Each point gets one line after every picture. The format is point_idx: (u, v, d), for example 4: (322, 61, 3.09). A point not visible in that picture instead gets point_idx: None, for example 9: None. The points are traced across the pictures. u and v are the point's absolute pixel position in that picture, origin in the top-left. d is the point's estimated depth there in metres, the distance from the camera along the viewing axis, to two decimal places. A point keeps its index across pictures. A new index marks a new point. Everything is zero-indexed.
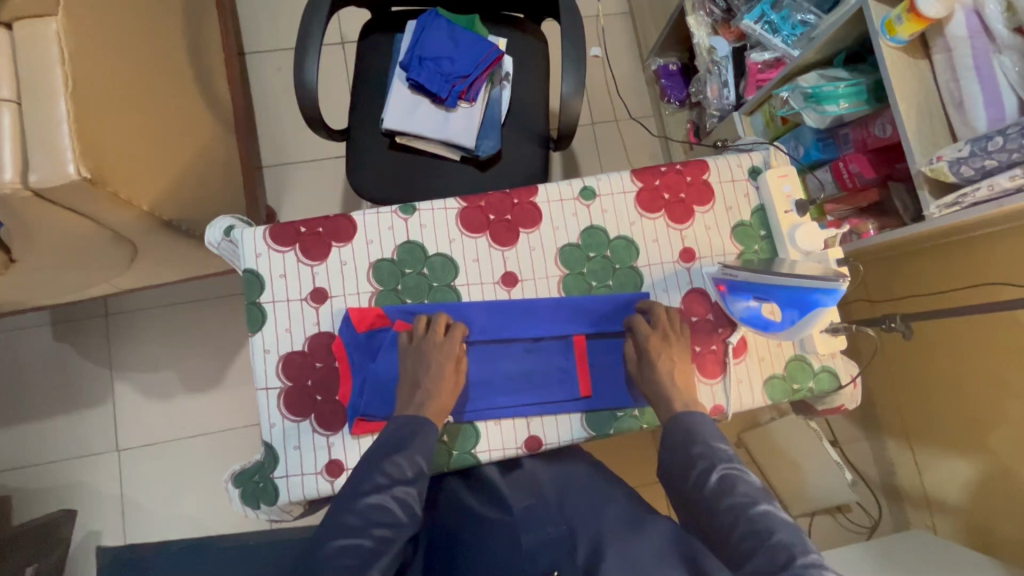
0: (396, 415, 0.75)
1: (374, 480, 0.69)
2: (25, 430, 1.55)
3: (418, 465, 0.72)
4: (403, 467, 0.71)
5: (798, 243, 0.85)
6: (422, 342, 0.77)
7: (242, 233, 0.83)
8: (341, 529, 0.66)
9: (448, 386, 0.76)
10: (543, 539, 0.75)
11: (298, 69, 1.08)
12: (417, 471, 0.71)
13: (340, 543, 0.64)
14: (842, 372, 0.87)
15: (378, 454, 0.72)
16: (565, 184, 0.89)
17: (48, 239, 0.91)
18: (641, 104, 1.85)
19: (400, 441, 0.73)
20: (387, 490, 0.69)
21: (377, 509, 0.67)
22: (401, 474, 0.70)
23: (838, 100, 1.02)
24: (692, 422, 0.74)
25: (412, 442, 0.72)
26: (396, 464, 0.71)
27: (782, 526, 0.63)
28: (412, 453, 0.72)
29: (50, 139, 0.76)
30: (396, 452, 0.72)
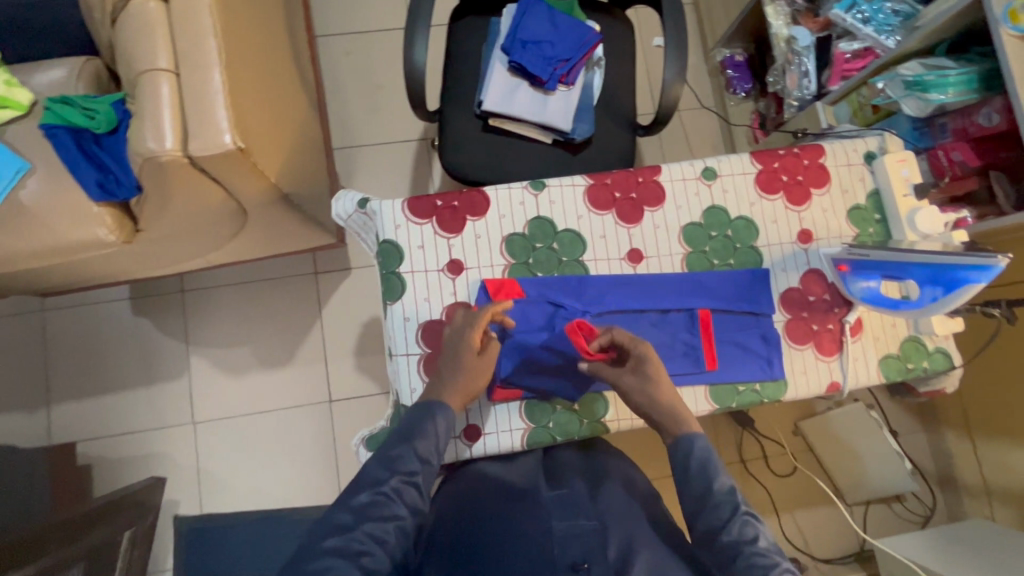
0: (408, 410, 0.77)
1: (376, 475, 0.70)
2: (105, 402, 1.59)
3: (423, 457, 0.73)
4: (407, 460, 0.72)
5: (918, 226, 0.87)
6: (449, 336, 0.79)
7: (380, 205, 0.85)
8: (337, 525, 0.66)
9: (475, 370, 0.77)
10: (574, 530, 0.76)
11: (407, 49, 1.11)
12: (420, 463, 0.72)
13: (334, 540, 0.64)
14: (955, 353, 0.90)
15: (385, 448, 0.73)
16: (686, 164, 0.91)
17: (180, 210, 0.94)
18: (705, 93, 1.86)
19: (407, 434, 0.74)
20: (387, 485, 0.70)
21: (377, 504, 0.68)
22: (405, 467, 0.71)
23: (945, 88, 1.04)
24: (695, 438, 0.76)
25: (419, 434, 0.74)
26: (400, 456, 0.72)
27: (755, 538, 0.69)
28: (417, 446, 0.73)
29: (208, 110, 0.79)
30: (403, 444, 0.73)
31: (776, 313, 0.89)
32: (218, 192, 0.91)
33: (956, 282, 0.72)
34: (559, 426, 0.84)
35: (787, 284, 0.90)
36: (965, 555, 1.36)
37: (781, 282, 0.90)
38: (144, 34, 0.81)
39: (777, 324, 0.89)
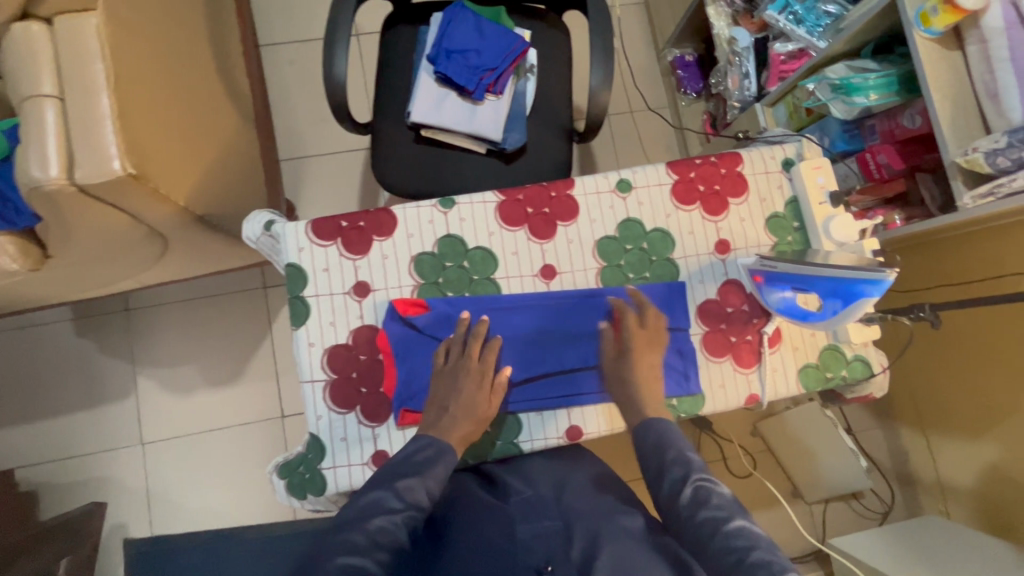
0: (419, 436, 0.75)
1: (387, 501, 0.68)
2: (50, 425, 1.56)
3: (431, 491, 0.71)
4: (417, 492, 0.69)
5: (832, 234, 0.86)
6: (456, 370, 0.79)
7: (284, 228, 0.83)
8: (347, 545, 0.62)
9: (482, 411, 0.77)
10: (537, 532, 0.77)
11: (326, 63, 1.08)
12: (427, 499, 0.70)
13: (344, 560, 0.61)
14: (875, 360, 0.89)
15: (391, 474, 0.71)
16: (601, 176, 0.89)
17: (86, 236, 0.91)
18: (657, 94, 1.85)
19: (414, 467, 0.72)
20: (397, 513, 0.67)
21: (385, 532, 0.65)
22: (415, 500, 0.69)
23: (867, 92, 1.03)
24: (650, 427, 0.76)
25: (430, 468, 0.72)
26: (409, 486, 0.70)
27: (757, 542, 0.63)
28: (426, 481, 0.71)
29: (96, 135, 0.76)
30: (411, 475, 0.71)
31: (693, 327, 0.88)
32: (121, 217, 0.89)
33: (855, 296, 0.72)
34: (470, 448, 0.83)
35: (704, 296, 0.88)
36: (917, 552, 1.35)
37: (699, 294, 0.88)
38: (29, 59, 0.77)
39: (695, 337, 0.88)
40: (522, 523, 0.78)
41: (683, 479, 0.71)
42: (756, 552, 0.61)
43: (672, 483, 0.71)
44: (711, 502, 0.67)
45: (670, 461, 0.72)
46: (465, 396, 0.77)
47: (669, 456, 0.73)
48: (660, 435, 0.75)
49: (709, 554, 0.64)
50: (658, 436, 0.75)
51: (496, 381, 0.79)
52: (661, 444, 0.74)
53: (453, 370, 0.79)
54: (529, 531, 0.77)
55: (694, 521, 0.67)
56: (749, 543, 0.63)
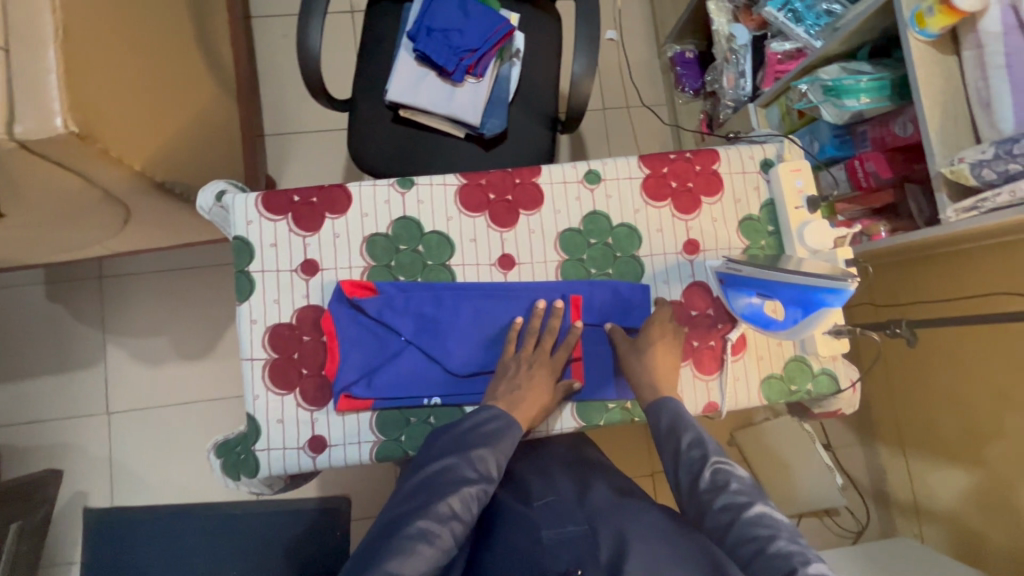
0: (486, 407, 0.74)
1: (462, 470, 0.68)
2: (17, 388, 1.55)
3: (501, 464, 0.70)
4: (488, 464, 0.69)
5: (806, 241, 0.83)
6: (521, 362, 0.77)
7: (233, 199, 0.80)
8: (426, 510, 0.64)
9: (545, 399, 0.76)
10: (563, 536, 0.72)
11: (301, 34, 1.05)
12: (496, 472, 0.70)
13: (422, 525, 0.63)
14: (842, 376, 0.85)
15: (465, 445, 0.71)
16: (569, 166, 0.86)
17: (37, 196, 0.88)
18: (655, 91, 1.80)
19: (484, 437, 0.71)
20: (471, 483, 0.67)
21: (461, 502, 0.65)
22: (485, 472, 0.68)
23: (858, 95, 0.98)
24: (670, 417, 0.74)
25: (500, 440, 0.71)
26: (481, 457, 0.70)
27: (778, 530, 0.62)
28: (497, 453, 0.70)
29: (38, 90, 0.72)
30: (484, 445, 0.71)
31: None
32: (71, 178, 0.86)
33: (816, 305, 0.71)
34: (411, 440, 0.79)
35: (668, 297, 0.85)
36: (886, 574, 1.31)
37: (662, 294, 0.85)
38: None
39: None
40: (547, 528, 0.73)
41: (704, 463, 0.69)
42: (778, 540, 0.60)
43: (690, 467, 0.70)
44: (729, 488, 0.66)
45: (686, 444, 0.71)
46: (535, 384, 0.75)
47: (685, 439, 0.71)
48: (675, 413, 0.74)
49: (727, 542, 0.63)
50: (673, 419, 0.73)
51: (558, 383, 0.78)
52: (675, 427, 0.73)
53: (525, 367, 0.76)
54: (554, 535, 0.72)
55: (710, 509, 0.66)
56: (771, 531, 0.61)
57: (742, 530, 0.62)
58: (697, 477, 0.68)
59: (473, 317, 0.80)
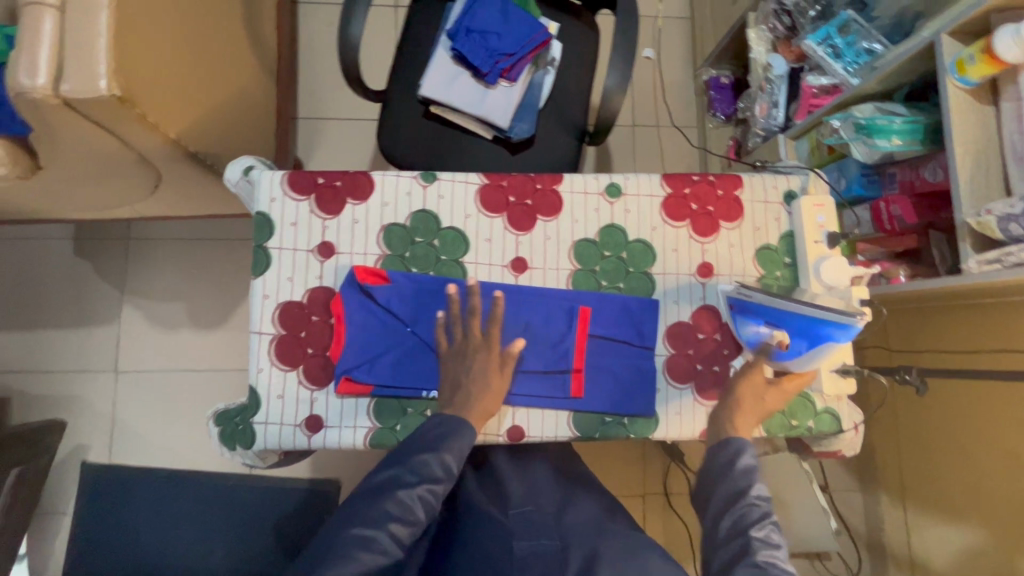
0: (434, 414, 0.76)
1: (403, 477, 0.73)
2: (33, 337, 1.59)
3: (447, 464, 0.73)
4: (430, 468, 0.72)
5: (822, 276, 0.82)
6: (459, 350, 0.77)
7: (260, 175, 0.82)
8: (366, 518, 0.71)
9: (493, 385, 0.76)
10: (536, 548, 0.74)
11: (344, 23, 1.07)
12: (445, 472, 0.73)
13: (359, 531, 0.69)
14: (845, 416, 0.84)
15: (411, 451, 0.74)
16: (591, 177, 0.86)
17: (76, 153, 0.91)
18: (687, 112, 1.80)
19: (431, 441, 0.73)
20: (412, 489, 0.72)
21: (403, 506, 0.71)
22: (429, 476, 0.72)
23: (891, 136, 0.97)
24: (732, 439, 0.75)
25: (445, 442, 0.73)
26: (424, 462, 0.73)
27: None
28: (441, 456, 0.72)
29: (87, 51, 0.75)
30: (428, 451, 0.73)
31: (660, 347, 0.84)
32: (108, 140, 0.89)
33: (821, 338, 0.71)
34: (406, 430, 0.79)
35: (676, 318, 0.85)
36: None
37: (671, 314, 0.85)
38: None
39: (659, 358, 0.84)
40: (521, 538, 0.76)
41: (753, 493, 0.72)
42: None
43: (729, 491, 0.73)
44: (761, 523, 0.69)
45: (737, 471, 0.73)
46: (475, 372, 0.75)
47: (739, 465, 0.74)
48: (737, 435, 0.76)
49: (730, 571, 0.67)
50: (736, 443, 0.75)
51: (503, 357, 0.77)
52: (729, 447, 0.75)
53: (463, 351, 0.77)
54: (527, 548, 0.74)
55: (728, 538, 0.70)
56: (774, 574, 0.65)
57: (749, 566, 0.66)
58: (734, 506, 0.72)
59: (478, 315, 0.81)
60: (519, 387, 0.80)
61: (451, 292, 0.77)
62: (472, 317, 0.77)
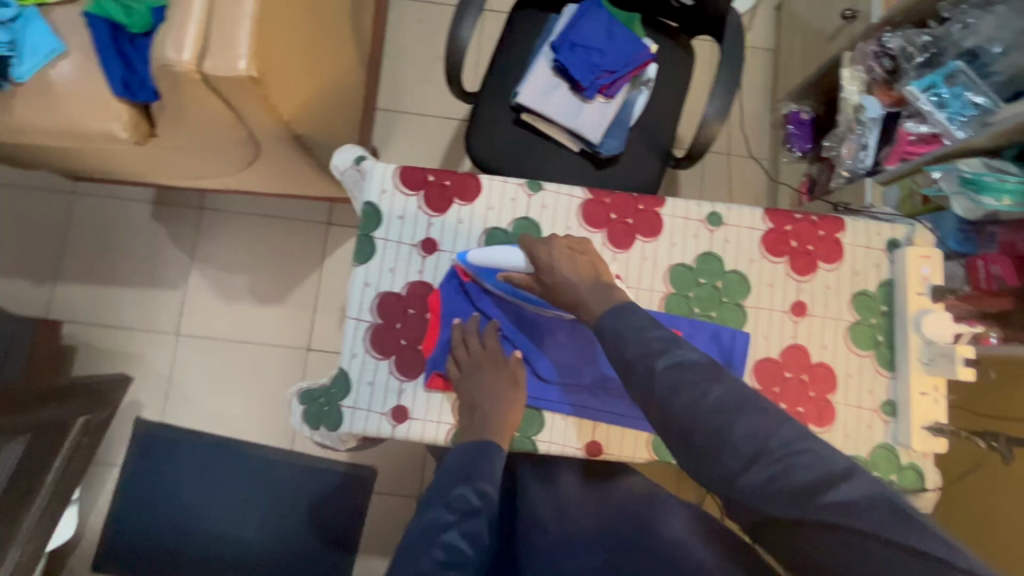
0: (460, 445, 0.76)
1: (442, 517, 0.69)
2: (104, 292, 1.65)
3: (484, 491, 0.72)
4: (467, 498, 0.71)
5: (923, 329, 0.80)
6: (471, 364, 0.78)
7: (374, 166, 0.84)
8: (417, 574, 0.62)
9: (500, 386, 0.78)
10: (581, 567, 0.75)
11: (453, 25, 1.10)
12: (483, 498, 0.71)
13: None
14: (930, 475, 0.82)
15: (445, 489, 0.72)
16: (694, 204, 0.86)
17: (193, 125, 0.95)
18: (761, 144, 1.79)
19: (463, 472, 0.73)
20: (455, 527, 0.68)
21: (450, 548, 0.65)
22: (468, 507, 0.70)
23: (1001, 195, 0.95)
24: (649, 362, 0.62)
25: (477, 469, 0.73)
26: (461, 495, 0.71)
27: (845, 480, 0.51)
28: (474, 482, 0.72)
29: (232, 32, 0.79)
30: (462, 483, 0.72)
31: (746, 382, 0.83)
32: (228, 116, 0.93)
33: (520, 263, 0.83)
34: None
35: (765, 353, 0.84)
36: None
37: (760, 349, 0.84)
38: None
39: None
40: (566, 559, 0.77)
41: (759, 422, 0.54)
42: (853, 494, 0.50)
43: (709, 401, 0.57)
44: (814, 467, 0.51)
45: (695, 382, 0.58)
46: (485, 385, 0.77)
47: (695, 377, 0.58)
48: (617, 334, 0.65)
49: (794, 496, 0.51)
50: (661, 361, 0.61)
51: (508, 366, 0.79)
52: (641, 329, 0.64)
53: (472, 372, 0.78)
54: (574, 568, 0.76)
55: (796, 489, 0.51)
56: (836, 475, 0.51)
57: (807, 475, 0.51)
58: (759, 450, 0.53)
59: (570, 328, 0.82)
60: (593, 401, 0.81)
61: (456, 322, 0.81)
62: (470, 343, 0.80)
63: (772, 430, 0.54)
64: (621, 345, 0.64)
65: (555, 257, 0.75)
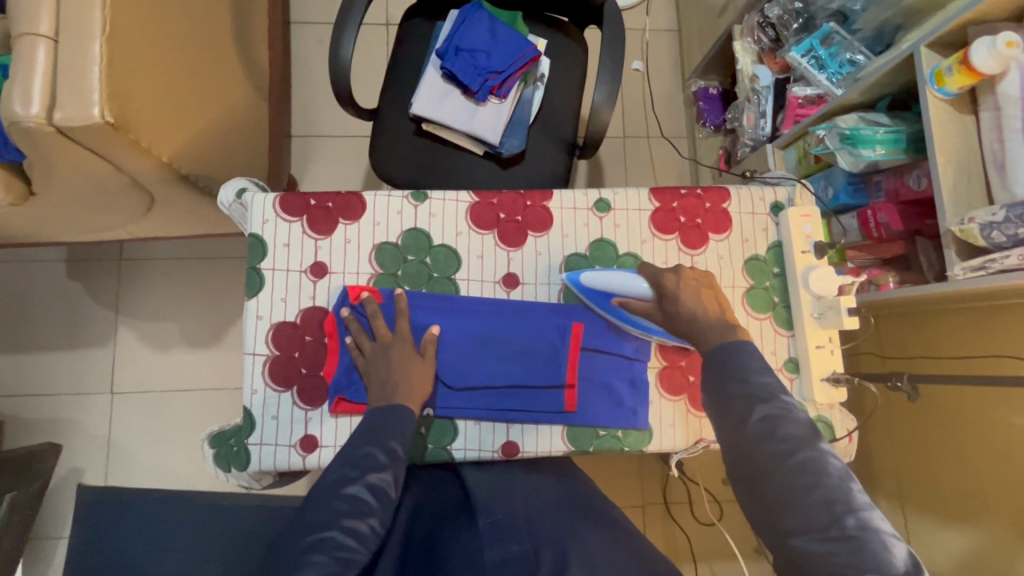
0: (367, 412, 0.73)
1: (345, 474, 0.67)
2: (26, 361, 1.58)
3: (395, 448, 0.70)
4: (375, 455, 0.69)
5: (810, 285, 0.82)
6: (377, 357, 0.76)
7: (252, 198, 0.83)
8: (320, 525, 0.63)
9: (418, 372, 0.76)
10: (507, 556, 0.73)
11: (334, 44, 1.09)
12: (391, 457, 0.69)
13: (313, 539, 0.62)
14: (838, 424, 0.85)
15: (352, 446, 0.70)
16: (581, 193, 0.87)
17: (68, 179, 0.92)
18: (676, 123, 1.82)
19: (372, 431, 0.71)
20: (360, 481, 0.67)
21: (352, 502, 0.65)
22: (380, 461, 0.68)
23: (874, 146, 0.99)
24: (754, 406, 0.62)
25: (387, 429, 0.71)
26: (367, 453, 0.69)
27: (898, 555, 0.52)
28: (383, 442, 0.70)
29: (81, 80, 0.76)
30: (370, 443, 0.70)
31: (651, 360, 0.84)
32: (103, 165, 0.90)
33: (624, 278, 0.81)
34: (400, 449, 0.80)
35: None
36: None
37: None
38: None
39: (651, 370, 0.84)
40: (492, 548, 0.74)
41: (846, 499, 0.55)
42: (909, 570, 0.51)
43: (790, 452, 0.58)
44: (888, 552, 0.52)
45: (783, 433, 0.60)
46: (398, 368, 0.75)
47: (784, 430, 0.60)
48: (728, 364, 0.66)
49: (852, 560, 0.52)
50: (764, 411, 0.62)
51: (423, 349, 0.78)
52: (755, 366, 0.66)
53: (379, 354, 0.76)
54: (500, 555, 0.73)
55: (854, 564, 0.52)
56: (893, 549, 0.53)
57: (869, 547, 0.52)
58: (833, 521, 0.54)
59: (474, 332, 0.81)
60: (511, 402, 0.81)
61: (349, 341, 0.78)
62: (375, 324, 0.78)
63: (849, 507, 0.55)
64: (724, 376, 0.66)
65: (681, 287, 0.74)
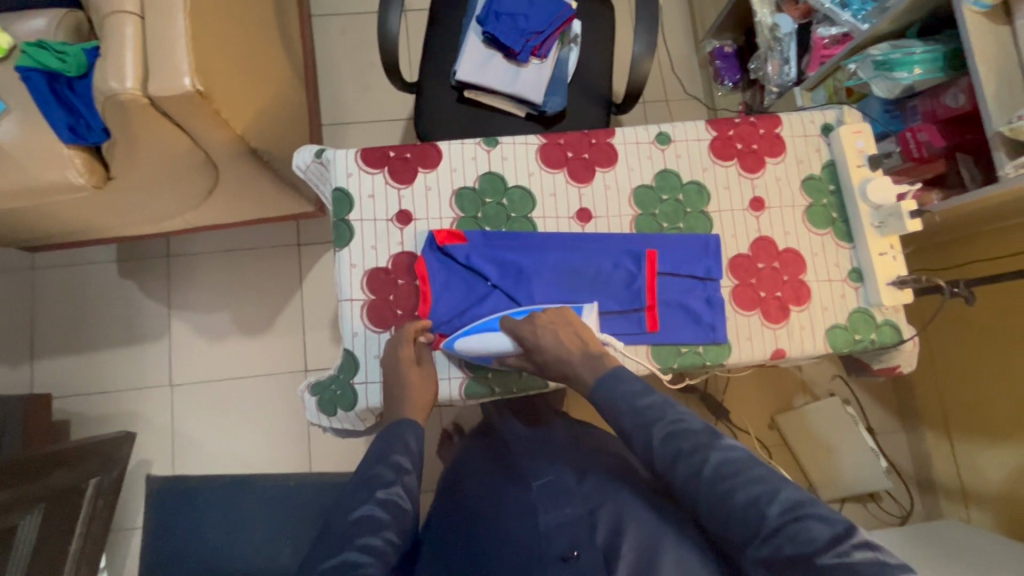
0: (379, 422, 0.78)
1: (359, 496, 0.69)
2: (86, 360, 1.63)
3: (400, 464, 0.72)
4: (383, 472, 0.70)
5: (869, 196, 0.87)
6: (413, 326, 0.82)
7: (334, 154, 0.87)
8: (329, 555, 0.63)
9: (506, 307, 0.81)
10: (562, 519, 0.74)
11: (381, 17, 1.13)
12: (400, 470, 0.71)
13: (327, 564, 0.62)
14: (904, 325, 0.89)
15: (363, 469, 0.72)
16: (641, 128, 0.92)
17: (147, 159, 0.97)
18: (695, 84, 1.86)
19: (378, 453, 0.73)
20: (370, 500, 0.68)
21: (366, 520, 0.66)
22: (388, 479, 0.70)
23: (912, 66, 1.03)
24: (653, 429, 0.67)
25: (395, 445, 0.74)
26: (377, 472, 0.71)
27: (818, 514, 0.59)
28: (392, 458, 0.72)
29: (169, 52, 0.81)
30: (378, 463, 0.72)
31: (724, 279, 0.89)
32: (183, 140, 0.94)
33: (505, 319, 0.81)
34: (497, 377, 0.85)
35: (736, 250, 0.90)
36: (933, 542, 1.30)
37: (730, 248, 0.90)
38: None
39: (724, 289, 0.89)
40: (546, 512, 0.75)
41: (768, 491, 0.61)
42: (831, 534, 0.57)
43: (691, 462, 0.64)
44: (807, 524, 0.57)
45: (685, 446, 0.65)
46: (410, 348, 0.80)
47: (687, 443, 0.65)
48: (611, 387, 0.72)
49: (783, 540, 0.57)
50: (667, 429, 0.67)
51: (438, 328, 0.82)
52: (636, 392, 0.71)
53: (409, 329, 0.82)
54: (552, 521, 0.74)
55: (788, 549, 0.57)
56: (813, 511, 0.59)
57: (793, 525, 0.58)
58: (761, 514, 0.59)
59: (554, 265, 0.86)
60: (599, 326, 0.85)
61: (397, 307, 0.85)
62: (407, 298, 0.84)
63: (773, 495, 0.60)
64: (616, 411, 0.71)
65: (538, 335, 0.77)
